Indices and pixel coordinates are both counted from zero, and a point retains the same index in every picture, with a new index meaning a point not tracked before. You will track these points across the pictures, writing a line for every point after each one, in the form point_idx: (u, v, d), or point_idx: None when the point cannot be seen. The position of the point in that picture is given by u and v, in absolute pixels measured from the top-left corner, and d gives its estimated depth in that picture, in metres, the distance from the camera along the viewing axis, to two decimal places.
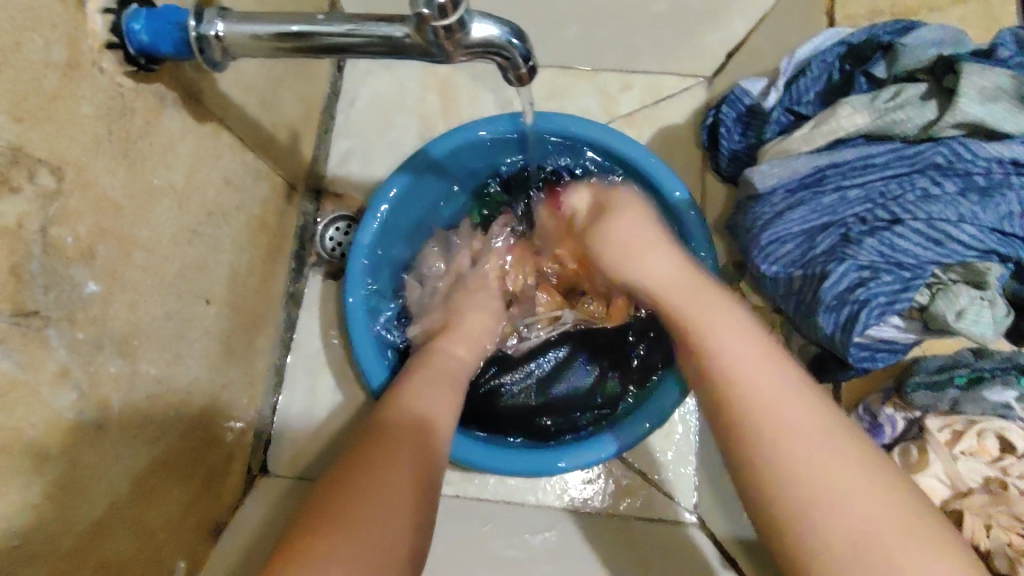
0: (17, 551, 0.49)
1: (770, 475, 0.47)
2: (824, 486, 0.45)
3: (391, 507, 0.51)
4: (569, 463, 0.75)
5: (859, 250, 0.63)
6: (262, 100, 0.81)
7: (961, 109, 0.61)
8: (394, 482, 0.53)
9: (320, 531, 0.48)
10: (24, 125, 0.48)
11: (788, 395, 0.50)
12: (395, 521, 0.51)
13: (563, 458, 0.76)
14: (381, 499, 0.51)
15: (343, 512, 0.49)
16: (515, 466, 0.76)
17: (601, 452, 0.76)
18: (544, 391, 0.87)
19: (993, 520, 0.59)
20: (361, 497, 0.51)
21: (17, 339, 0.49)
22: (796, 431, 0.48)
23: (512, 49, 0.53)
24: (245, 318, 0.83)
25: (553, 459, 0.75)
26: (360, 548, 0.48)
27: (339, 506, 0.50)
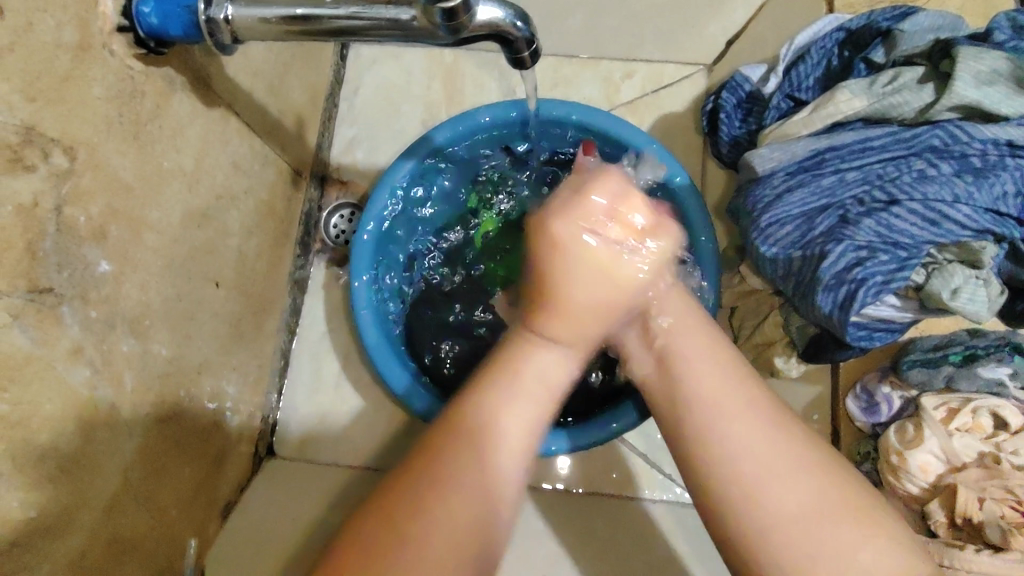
0: (33, 523, 0.50)
1: (758, 522, 0.46)
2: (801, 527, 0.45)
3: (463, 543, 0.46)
4: None
5: (857, 231, 0.64)
6: (268, 85, 0.82)
7: (958, 92, 0.63)
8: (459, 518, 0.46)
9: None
10: (37, 105, 0.49)
11: (758, 431, 0.48)
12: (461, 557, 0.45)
13: None
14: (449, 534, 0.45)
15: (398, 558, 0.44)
16: None
17: (560, 443, 0.77)
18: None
19: (986, 493, 0.61)
20: (423, 539, 0.45)
21: (33, 315, 0.50)
22: (769, 473, 0.47)
23: (516, 32, 0.54)
24: (252, 303, 0.84)
25: None
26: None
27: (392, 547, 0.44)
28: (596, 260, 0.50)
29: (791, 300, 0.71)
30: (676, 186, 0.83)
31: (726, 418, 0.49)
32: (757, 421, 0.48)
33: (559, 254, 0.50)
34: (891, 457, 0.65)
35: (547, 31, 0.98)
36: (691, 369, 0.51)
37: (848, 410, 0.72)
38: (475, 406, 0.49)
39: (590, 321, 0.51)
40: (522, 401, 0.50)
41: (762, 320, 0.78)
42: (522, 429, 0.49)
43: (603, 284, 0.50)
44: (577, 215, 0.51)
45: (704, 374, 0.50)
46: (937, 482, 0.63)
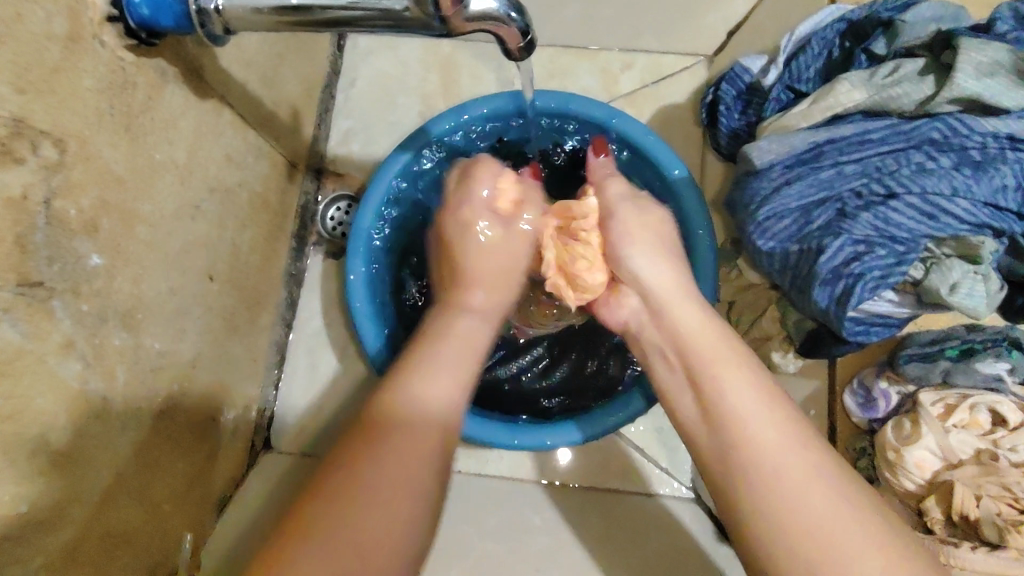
0: (25, 517, 0.50)
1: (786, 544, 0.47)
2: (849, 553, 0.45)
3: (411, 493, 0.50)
4: (545, 442, 0.77)
5: (855, 225, 0.63)
6: (262, 76, 0.81)
7: (959, 83, 0.62)
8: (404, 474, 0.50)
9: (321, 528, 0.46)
10: (27, 96, 0.48)
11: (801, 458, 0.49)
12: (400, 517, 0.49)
13: (539, 437, 0.77)
14: (389, 489, 0.49)
15: (344, 516, 0.47)
16: (499, 438, 0.76)
17: (576, 434, 0.77)
18: (544, 371, 0.87)
19: (983, 490, 0.60)
20: (363, 491, 0.48)
21: (24, 309, 0.49)
22: (802, 486, 0.48)
23: (510, 23, 0.53)
24: (246, 296, 0.84)
25: (529, 435, 0.77)
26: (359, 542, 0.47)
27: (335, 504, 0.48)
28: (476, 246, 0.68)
29: (789, 294, 0.70)
30: (673, 179, 0.83)
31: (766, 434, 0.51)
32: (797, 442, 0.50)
33: (458, 250, 0.69)
34: (887, 454, 0.65)
35: (545, 22, 0.97)
36: (731, 392, 0.53)
37: (845, 406, 0.71)
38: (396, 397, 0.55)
39: (496, 287, 0.67)
40: (447, 367, 0.58)
41: (760, 314, 0.77)
42: (440, 400, 0.56)
43: (502, 255, 0.69)
44: (473, 216, 0.70)
45: (742, 395, 0.53)
46: (933, 479, 0.63)
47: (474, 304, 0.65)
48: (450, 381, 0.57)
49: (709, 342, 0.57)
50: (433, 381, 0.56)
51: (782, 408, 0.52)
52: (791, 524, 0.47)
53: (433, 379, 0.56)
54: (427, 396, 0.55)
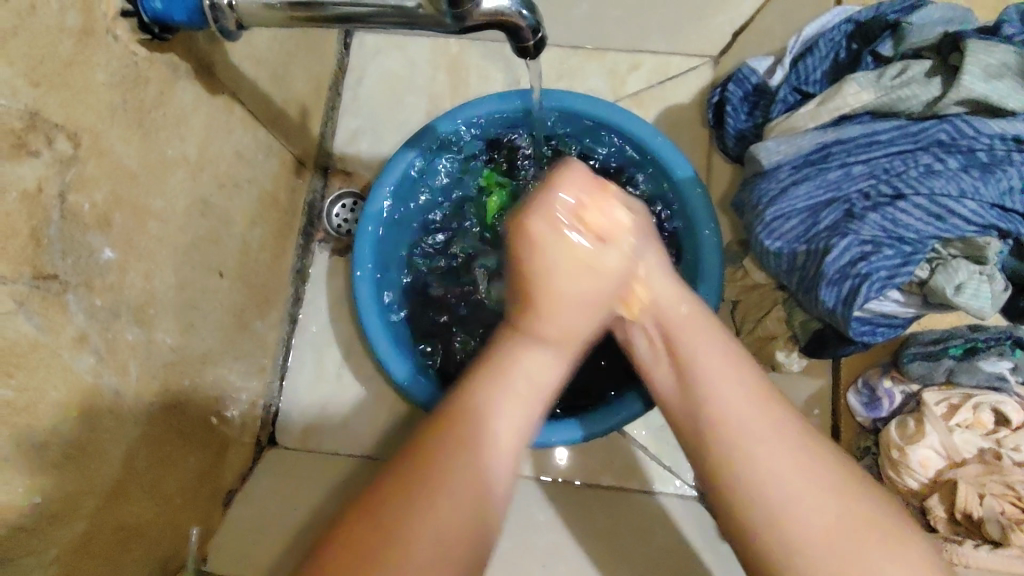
0: (39, 507, 0.51)
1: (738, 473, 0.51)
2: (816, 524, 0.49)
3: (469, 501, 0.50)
4: (552, 439, 0.77)
5: (862, 225, 0.63)
6: (272, 74, 0.81)
7: (966, 85, 0.62)
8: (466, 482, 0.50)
9: (383, 543, 0.47)
10: (41, 89, 0.48)
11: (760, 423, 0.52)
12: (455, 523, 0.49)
13: (547, 434, 0.78)
14: (457, 508, 0.49)
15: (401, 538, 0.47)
16: None
17: (573, 433, 0.77)
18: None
19: (986, 489, 0.61)
20: (417, 511, 0.48)
21: (38, 301, 0.50)
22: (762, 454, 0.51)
23: (521, 20, 0.53)
24: (255, 292, 0.84)
25: (534, 434, 0.78)
26: (434, 553, 0.48)
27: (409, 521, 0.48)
28: (579, 256, 0.54)
29: (796, 295, 0.70)
30: (679, 181, 0.83)
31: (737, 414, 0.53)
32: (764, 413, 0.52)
33: (539, 251, 0.53)
34: (891, 453, 0.65)
35: (553, 22, 0.98)
36: (703, 376, 0.55)
37: (849, 405, 0.72)
38: (472, 398, 0.52)
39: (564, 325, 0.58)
40: (523, 391, 0.54)
41: (764, 314, 0.77)
42: (517, 405, 0.53)
43: (589, 278, 0.54)
44: (549, 211, 0.53)
45: (710, 365, 0.55)
46: (937, 478, 0.63)
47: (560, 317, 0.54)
48: (528, 407, 0.54)
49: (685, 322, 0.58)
50: (506, 414, 0.53)
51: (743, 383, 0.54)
52: (753, 496, 0.50)
53: (504, 411, 0.53)
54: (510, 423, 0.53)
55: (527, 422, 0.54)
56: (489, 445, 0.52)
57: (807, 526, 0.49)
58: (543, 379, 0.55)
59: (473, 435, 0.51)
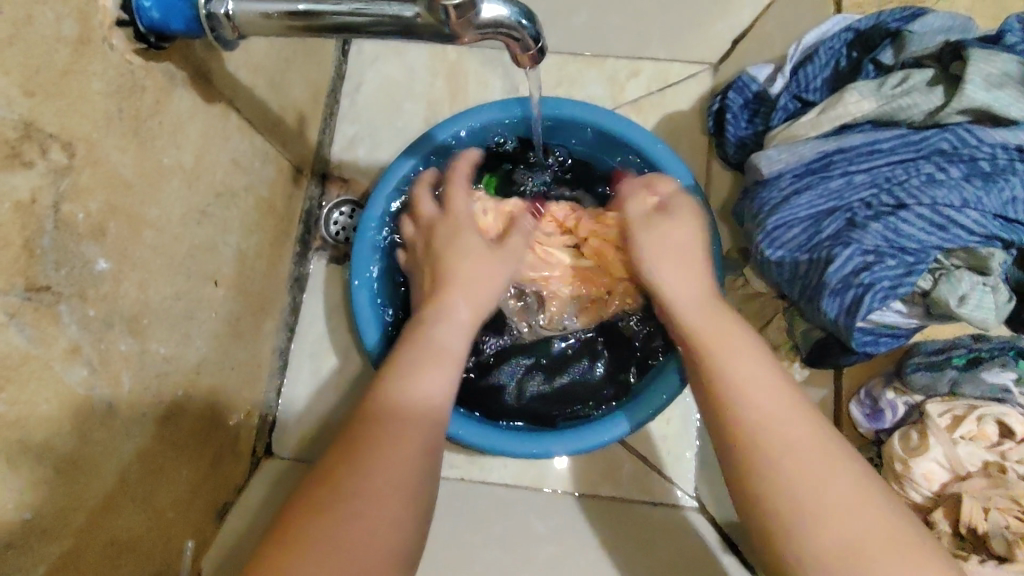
0: (29, 523, 0.50)
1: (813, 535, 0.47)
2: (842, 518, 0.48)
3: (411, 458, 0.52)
4: (566, 447, 0.77)
5: (865, 235, 0.63)
6: (269, 81, 0.81)
7: (968, 95, 0.62)
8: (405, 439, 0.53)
9: (319, 512, 0.47)
10: (36, 99, 0.48)
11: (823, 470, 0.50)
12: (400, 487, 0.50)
13: (553, 444, 0.77)
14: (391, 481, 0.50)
15: (334, 516, 0.47)
16: (526, 449, 0.77)
17: (622, 425, 0.77)
18: (550, 375, 0.85)
19: (991, 503, 0.60)
20: (351, 483, 0.49)
21: (30, 314, 0.49)
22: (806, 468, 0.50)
23: (522, 30, 0.53)
24: (253, 301, 0.84)
25: (542, 444, 0.77)
26: (366, 536, 0.47)
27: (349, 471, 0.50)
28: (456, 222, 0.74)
29: (797, 305, 0.69)
30: (679, 189, 0.83)
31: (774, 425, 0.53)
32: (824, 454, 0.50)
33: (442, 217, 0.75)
34: (894, 465, 0.64)
35: (552, 29, 0.98)
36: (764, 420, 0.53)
37: (851, 416, 0.71)
38: (391, 383, 0.58)
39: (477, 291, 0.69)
40: (441, 368, 0.60)
41: (766, 324, 0.77)
42: (439, 386, 0.59)
43: (480, 252, 0.72)
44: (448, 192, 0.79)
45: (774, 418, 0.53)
46: (942, 491, 0.63)
47: (458, 299, 0.68)
48: (444, 372, 0.60)
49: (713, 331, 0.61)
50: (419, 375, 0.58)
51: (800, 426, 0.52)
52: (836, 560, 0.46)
53: (419, 376, 0.58)
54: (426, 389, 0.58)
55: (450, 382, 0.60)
56: (420, 405, 0.57)
57: (835, 538, 0.47)
58: (448, 351, 0.62)
59: (401, 398, 0.56)
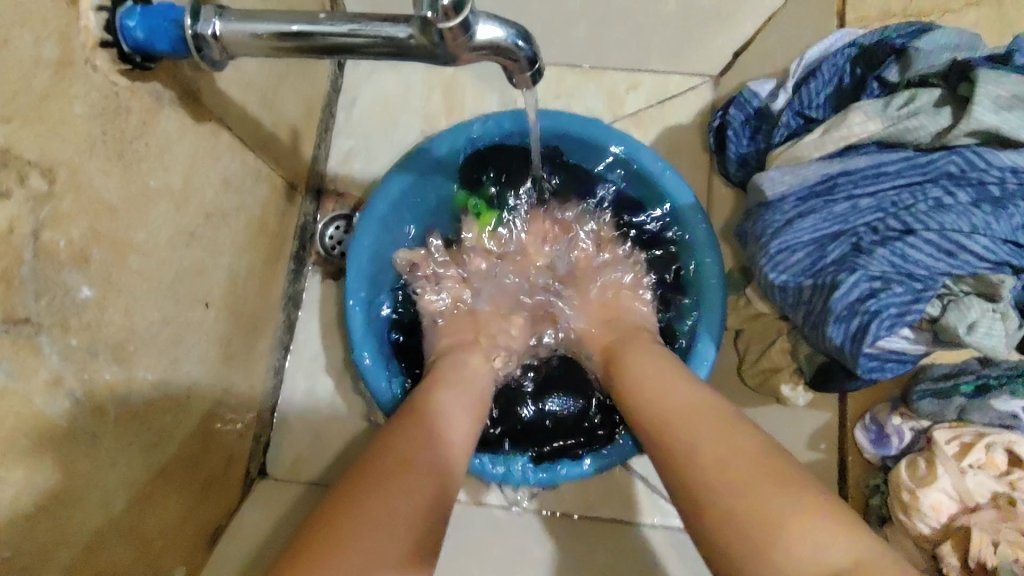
0: (8, 564, 0.48)
1: (714, 513, 0.51)
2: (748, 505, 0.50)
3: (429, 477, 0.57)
4: (524, 473, 0.78)
5: (871, 260, 0.61)
6: (261, 98, 0.79)
7: (976, 117, 0.60)
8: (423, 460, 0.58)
9: (338, 525, 0.50)
10: (14, 125, 0.46)
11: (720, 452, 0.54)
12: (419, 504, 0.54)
13: (514, 467, 0.78)
14: (407, 493, 0.54)
15: (348, 522, 0.50)
16: (489, 470, 0.78)
17: (583, 467, 0.77)
18: (536, 399, 0.85)
19: (1000, 536, 0.58)
20: (365, 491, 0.53)
21: (9, 347, 0.47)
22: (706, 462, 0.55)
23: (518, 52, 0.52)
24: (245, 322, 0.82)
25: (501, 464, 0.78)
26: (368, 538, 0.50)
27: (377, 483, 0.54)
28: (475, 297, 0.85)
29: (802, 330, 0.68)
30: (681, 209, 0.82)
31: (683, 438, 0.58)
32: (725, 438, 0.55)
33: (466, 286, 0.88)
34: (901, 494, 0.63)
35: (550, 42, 0.96)
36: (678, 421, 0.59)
37: (856, 441, 0.70)
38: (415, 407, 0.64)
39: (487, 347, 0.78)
40: (457, 397, 0.67)
41: (768, 346, 0.76)
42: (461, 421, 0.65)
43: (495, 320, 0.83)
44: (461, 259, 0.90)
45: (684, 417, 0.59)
46: (950, 523, 0.61)
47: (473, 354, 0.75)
48: (467, 410, 0.67)
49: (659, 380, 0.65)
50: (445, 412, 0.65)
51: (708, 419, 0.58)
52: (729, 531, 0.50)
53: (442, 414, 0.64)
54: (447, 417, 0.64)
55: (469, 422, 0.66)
56: (437, 424, 0.62)
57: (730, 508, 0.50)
58: (472, 388, 0.70)
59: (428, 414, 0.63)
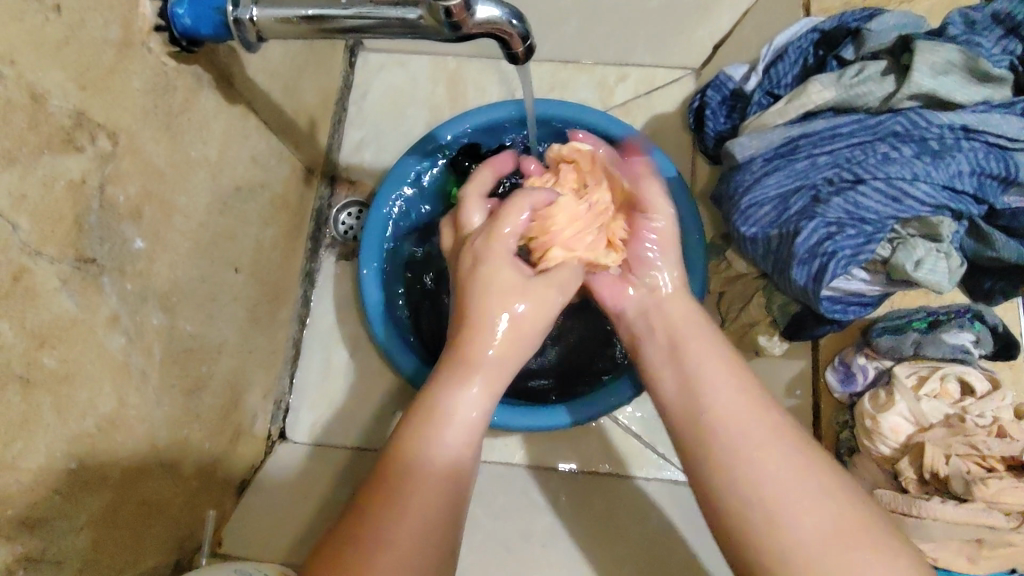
0: (73, 474, 0.55)
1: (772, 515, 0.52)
2: (793, 468, 0.54)
3: (436, 518, 0.52)
4: (564, 417, 0.84)
5: (827, 209, 0.70)
6: (284, 86, 0.88)
7: (916, 81, 0.69)
8: (432, 487, 0.53)
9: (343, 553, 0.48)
10: (87, 92, 0.54)
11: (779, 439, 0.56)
12: (430, 535, 0.51)
13: (555, 414, 0.84)
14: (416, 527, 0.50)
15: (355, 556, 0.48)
16: (533, 420, 0.84)
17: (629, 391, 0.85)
18: (536, 349, 0.93)
19: (952, 450, 0.66)
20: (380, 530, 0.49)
21: (78, 282, 0.55)
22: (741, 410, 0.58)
23: (511, 29, 0.59)
24: (269, 289, 0.90)
25: (544, 415, 0.84)
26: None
27: (390, 513, 0.50)
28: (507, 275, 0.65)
29: (772, 278, 0.77)
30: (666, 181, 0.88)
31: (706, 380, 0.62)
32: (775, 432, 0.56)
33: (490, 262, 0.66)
34: (865, 422, 0.70)
35: (545, 37, 1.04)
36: (711, 378, 0.61)
37: (827, 381, 0.77)
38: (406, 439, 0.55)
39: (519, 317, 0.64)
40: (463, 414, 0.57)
41: (748, 301, 0.83)
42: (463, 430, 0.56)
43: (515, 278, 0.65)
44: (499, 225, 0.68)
45: (720, 379, 0.61)
46: (907, 442, 0.68)
47: (492, 343, 0.62)
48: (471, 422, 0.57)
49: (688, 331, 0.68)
50: (472, 436, 0.57)
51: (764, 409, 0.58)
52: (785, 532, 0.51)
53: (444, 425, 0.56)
54: (446, 437, 0.55)
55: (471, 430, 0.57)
56: (436, 458, 0.54)
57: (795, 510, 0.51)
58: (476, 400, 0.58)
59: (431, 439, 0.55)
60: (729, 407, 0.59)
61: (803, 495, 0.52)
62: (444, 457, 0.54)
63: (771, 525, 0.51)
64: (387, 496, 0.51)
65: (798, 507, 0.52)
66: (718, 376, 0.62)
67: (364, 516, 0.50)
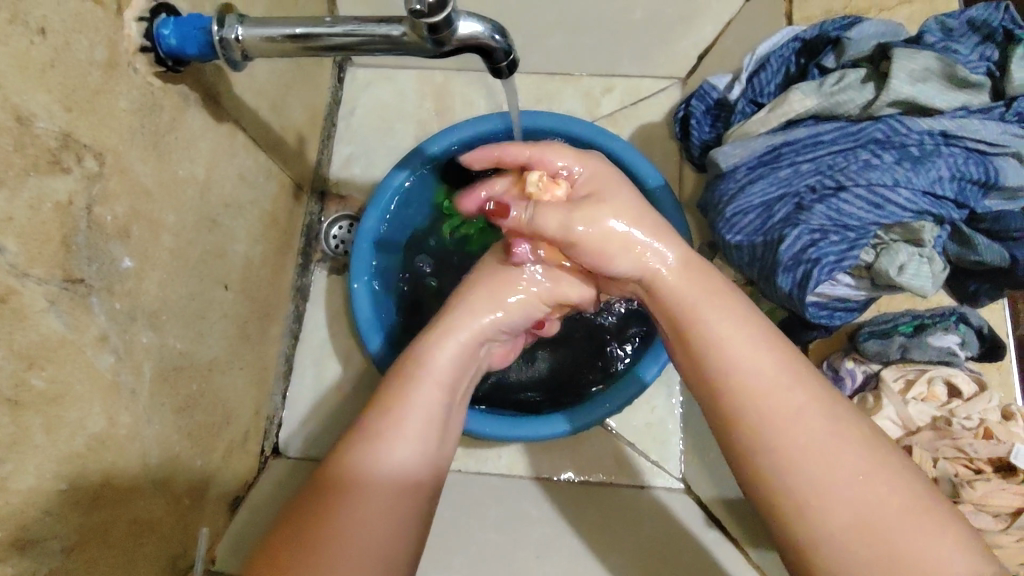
0: (65, 494, 0.55)
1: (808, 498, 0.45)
2: (826, 446, 0.46)
3: (388, 528, 0.50)
4: (578, 422, 0.84)
5: (811, 216, 0.71)
6: (271, 104, 0.89)
7: (895, 88, 0.71)
8: (380, 495, 0.50)
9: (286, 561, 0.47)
10: (73, 114, 0.55)
11: (807, 412, 0.47)
12: (383, 536, 0.49)
13: (567, 420, 0.84)
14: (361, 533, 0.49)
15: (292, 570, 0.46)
16: (547, 429, 0.84)
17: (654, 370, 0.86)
18: (528, 360, 0.93)
19: (940, 453, 0.67)
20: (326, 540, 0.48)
21: (67, 302, 0.55)
22: (778, 375, 0.48)
23: (494, 44, 0.60)
24: (259, 306, 0.90)
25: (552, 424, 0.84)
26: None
27: (332, 523, 0.48)
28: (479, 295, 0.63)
29: (758, 286, 0.78)
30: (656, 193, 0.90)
31: (733, 344, 0.50)
32: (810, 404, 0.48)
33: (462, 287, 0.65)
34: None
35: (530, 50, 1.05)
36: (722, 340, 0.51)
37: None
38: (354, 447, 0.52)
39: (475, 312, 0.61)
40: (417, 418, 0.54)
41: None
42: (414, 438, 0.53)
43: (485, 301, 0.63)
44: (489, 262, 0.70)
45: (734, 341, 0.50)
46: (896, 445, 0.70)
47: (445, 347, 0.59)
48: (424, 425, 0.54)
49: (697, 291, 0.54)
50: (427, 438, 0.54)
51: (789, 375, 0.49)
52: (815, 513, 0.45)
53: (393, 430, 0.53)
54: (397, 443, 0.53)
55: (426, 436, 0.54)
56: (389, 467, 0.52)
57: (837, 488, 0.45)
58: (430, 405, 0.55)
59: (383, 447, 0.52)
60: (760, 372, 0.49)
61: (841, 468, 0.45)
62: (395, 465, 0.52)
63: (801, 505, 0.45)
64: (323, 516, 0.49)
65: (834, 489, 0.45)
66: (733, 339, 0.51)
67: (305, 530, 0.48)
